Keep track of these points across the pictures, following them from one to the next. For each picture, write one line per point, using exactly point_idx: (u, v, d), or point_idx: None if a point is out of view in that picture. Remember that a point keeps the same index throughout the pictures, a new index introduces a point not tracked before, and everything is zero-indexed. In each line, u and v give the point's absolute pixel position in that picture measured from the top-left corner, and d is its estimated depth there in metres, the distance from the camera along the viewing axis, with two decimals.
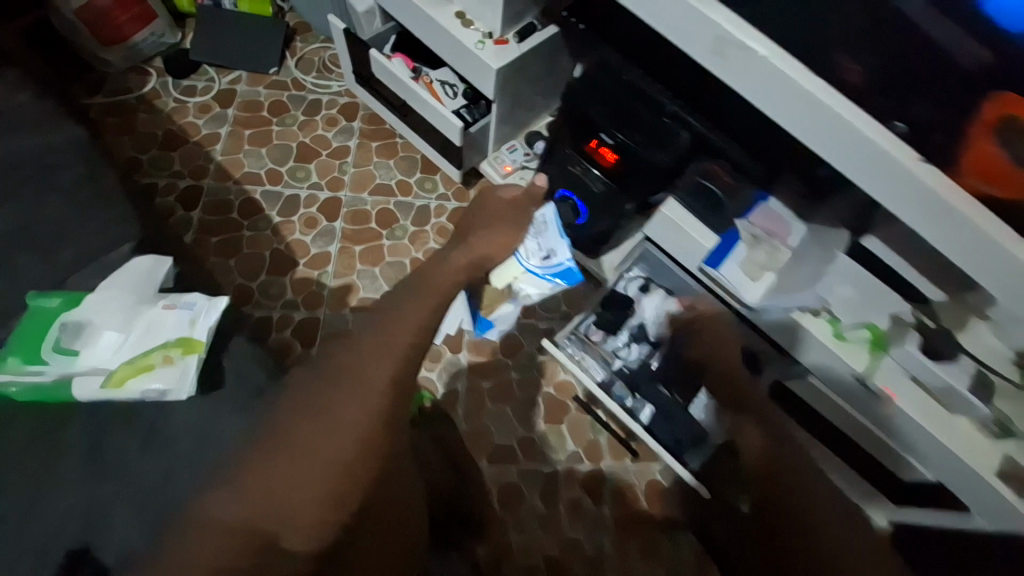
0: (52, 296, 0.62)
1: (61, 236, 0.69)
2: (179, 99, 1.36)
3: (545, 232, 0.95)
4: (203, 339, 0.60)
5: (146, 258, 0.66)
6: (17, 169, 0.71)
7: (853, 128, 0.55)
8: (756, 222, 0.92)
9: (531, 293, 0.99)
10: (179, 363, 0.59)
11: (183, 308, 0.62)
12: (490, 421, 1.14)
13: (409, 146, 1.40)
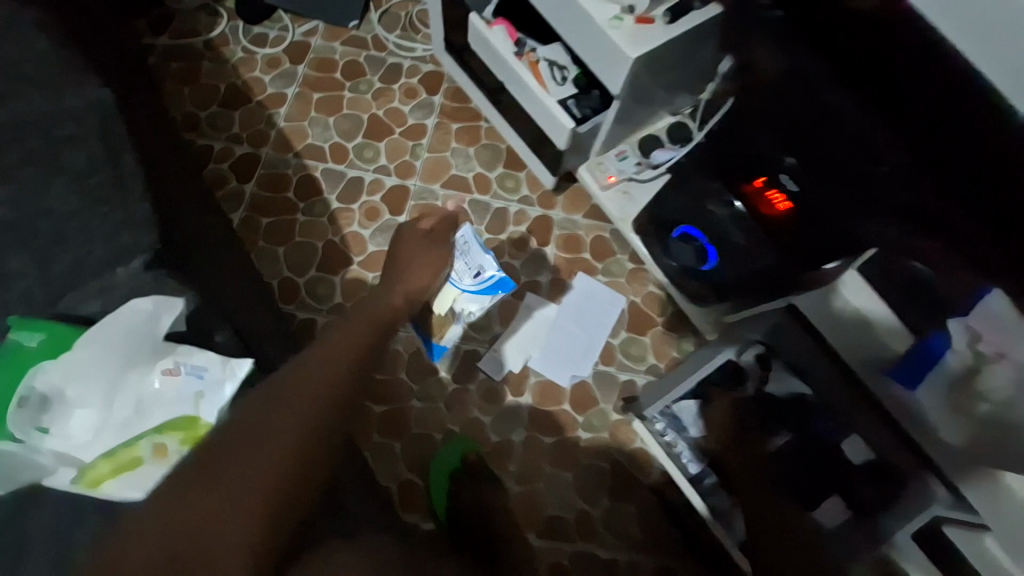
0: (35, 333, 0.49)
1: (63, 235, 0.54)
2: (248, 49, 1.20)
3: (469, 250, 0.91)
4: (209, 422, 0.47)
5: (146, 300, 0.50)
6: (26, 140, 0.56)
7: None
8: (979, 330, 0.57)
9: (475, 309, 0.95)
10: (174, 456, 0.45)
11: (190, 376, 0.48)
12: (546, 486, 0.96)
13: (494, 134, 1.17)
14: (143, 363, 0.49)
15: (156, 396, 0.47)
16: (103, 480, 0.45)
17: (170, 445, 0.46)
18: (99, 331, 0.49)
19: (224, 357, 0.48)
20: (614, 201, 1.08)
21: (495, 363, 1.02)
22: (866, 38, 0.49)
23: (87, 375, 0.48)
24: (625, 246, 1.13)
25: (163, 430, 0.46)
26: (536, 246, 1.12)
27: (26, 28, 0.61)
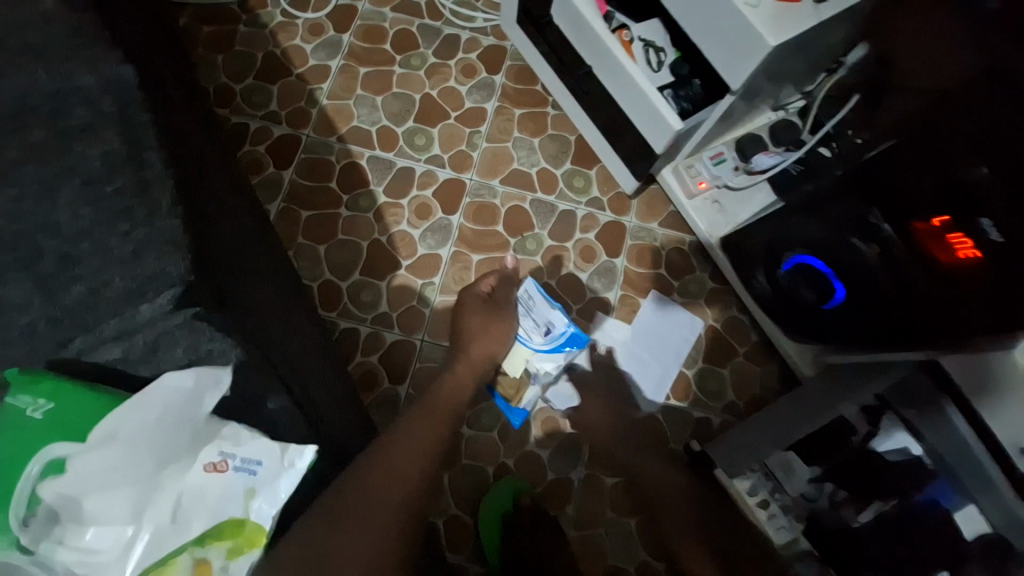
0: (46, 400, 0.38)
1: (76, 257, 0.43)
2: (288, 12, 1.05)
3: (534, 307, 0.81)
4: (262, 525, 0.40)
5: (183, 373, 0.39)
6: (30, 131, 0.45)
7: None
8: None
9: (551, 367, 0.83)
10: (226, 565, 0.39)
11: (241, 472, 0.39)
12: (605, 532, 0.87)
13: (564, 123, 1.02)
14: (178, 454, 0.39)
15: (197, 496, 0.39)
16: None
17: (218, 552, 0.39)
18: (122, 414, 0.38)
19: (283, 446, 0.40)
20: (702, 211, 0.94)
21: (566, 394, 0.91)
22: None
23: (103, 472, 0.37)
24: (706, 262, 0.98)
25: (209, 537, 0.39)
26: (605, 258, 0.98)
27: None
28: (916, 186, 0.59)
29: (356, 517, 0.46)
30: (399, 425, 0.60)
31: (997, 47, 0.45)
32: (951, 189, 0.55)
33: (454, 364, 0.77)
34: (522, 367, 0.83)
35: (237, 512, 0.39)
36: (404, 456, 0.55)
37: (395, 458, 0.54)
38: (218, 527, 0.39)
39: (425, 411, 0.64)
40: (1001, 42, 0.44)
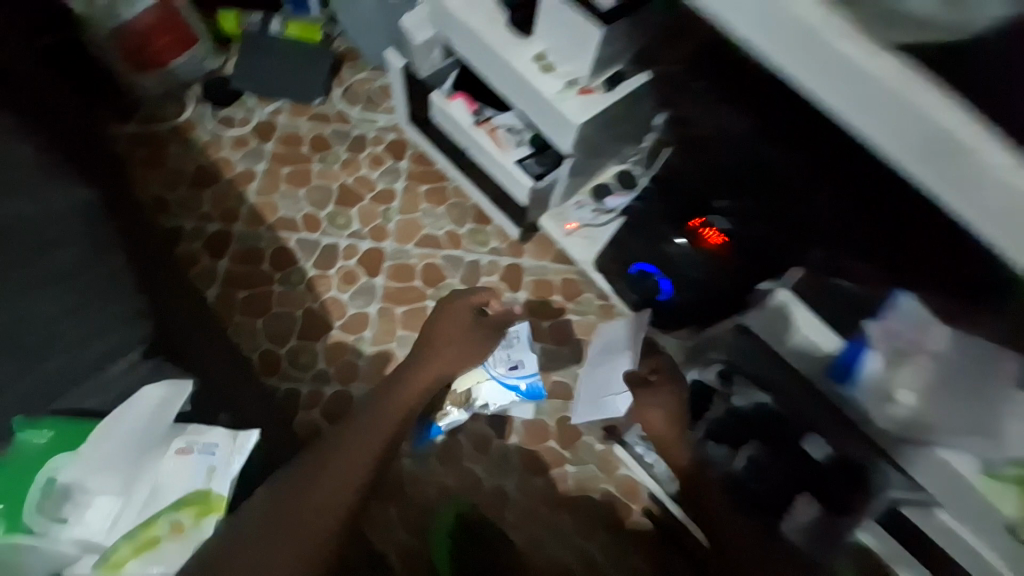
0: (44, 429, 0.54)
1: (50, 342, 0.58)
2: (215, 131, 1.25)
3: (514, 346, 1.02)
4: (221, 495, 0.51)
5: (157, 386, 0.58)
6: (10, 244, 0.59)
7: None
8: (893, 326, 0.65)
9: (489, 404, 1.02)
10: (191, 530, 0.49)
11: (202, 454, 0.53)
12: (544, 529, 1.00)
13: (461, 191, 1.23)
14: (156, 444, 0.54)
15: (171, 473, 0.52)
16: (127, 561, 0.47)
17: (185, 517, 0.49)
18: (110, 423, 0.54)
19: (233, 433, 0.54)
20: (577, 245, 1.16)
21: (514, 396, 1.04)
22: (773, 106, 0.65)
23: (100, 461, 0.53)
24: (592, 286, 1.20)
25: (178, 507, 0.50)
26: (510, 294, 1.19)
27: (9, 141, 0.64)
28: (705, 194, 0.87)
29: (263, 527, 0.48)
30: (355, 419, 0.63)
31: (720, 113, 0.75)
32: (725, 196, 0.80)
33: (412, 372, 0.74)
34: (467, 387, 1.00)
35: (201, 484, 0.51)
36: (331, 466, 0.54)
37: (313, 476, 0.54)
38: (187, 497, 0.50)
39: (377, 408, 0.66)
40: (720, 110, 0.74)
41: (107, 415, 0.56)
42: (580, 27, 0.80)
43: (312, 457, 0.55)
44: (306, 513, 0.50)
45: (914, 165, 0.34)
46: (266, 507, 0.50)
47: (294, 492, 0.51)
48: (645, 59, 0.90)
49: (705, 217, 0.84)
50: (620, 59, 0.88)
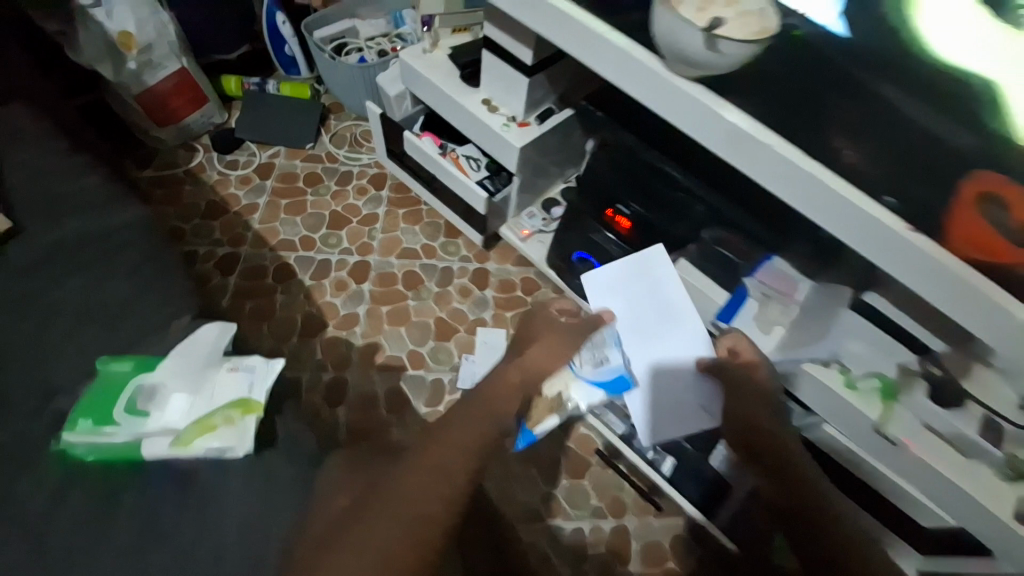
0: (124, 362, 0.74)
1: (121, 311, 0.80)
2: (222, 172, 1.48)
3: (599, 345, 1.01)
4: (260, 398, 0.71)
5: (213, 326, 0.79)
6: (89, 246, 0.84)
7: (819, 181, 0.71)
8: (765, 281, 1.02)
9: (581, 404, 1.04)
10: (239, 422, 0.69)
11: (245, 373, 0.73)
12: (516, 483, 1.17)
13: (433, 212, 1.47)
14: (212, 367, 0.74)
15: (222, 383, 0.71)
16: (192, 439, 0.68)
17: (234, 412, 0.70)
18: (181, 352, 0.76)
19: (268, 359, 0.74)
20: (534, 248, 1.38)
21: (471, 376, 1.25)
22: (664, 138, 1.04)
23: (172, 377, 0.73)
24: (547, 282, 1.40)
25: (229, 405, 0.70)
26: (477, 292, 1.37)
27: (100, 188, 0.91)
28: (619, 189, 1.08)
29: (347, 542, 0.61)
30: (452, 423, 0.79)
31: (639, 136, 1.05)
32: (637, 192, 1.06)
33: (519, 359, 0.97)
34: (558, 390, 1.02)
35: (244, 391, 0.71)
36: (416, 481, 0.67)
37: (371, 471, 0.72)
38: (234, 400, 0.70)
39: (471, 409, 0.83)
40: (636, 136, 1.05)
41: (175, 349, 0.77)
42: (511, 75, 1.10)
43: (407, 469, 0.68)
44: (391, 527, 0.62)
45: (738, 156, 0.76)
46: (348, 522, 0.63)
47: (376, 505, 0.64)
48: (567, 99, 1.19)
49: (615, 208, 1.09)
50: (547, 99, 1.18)
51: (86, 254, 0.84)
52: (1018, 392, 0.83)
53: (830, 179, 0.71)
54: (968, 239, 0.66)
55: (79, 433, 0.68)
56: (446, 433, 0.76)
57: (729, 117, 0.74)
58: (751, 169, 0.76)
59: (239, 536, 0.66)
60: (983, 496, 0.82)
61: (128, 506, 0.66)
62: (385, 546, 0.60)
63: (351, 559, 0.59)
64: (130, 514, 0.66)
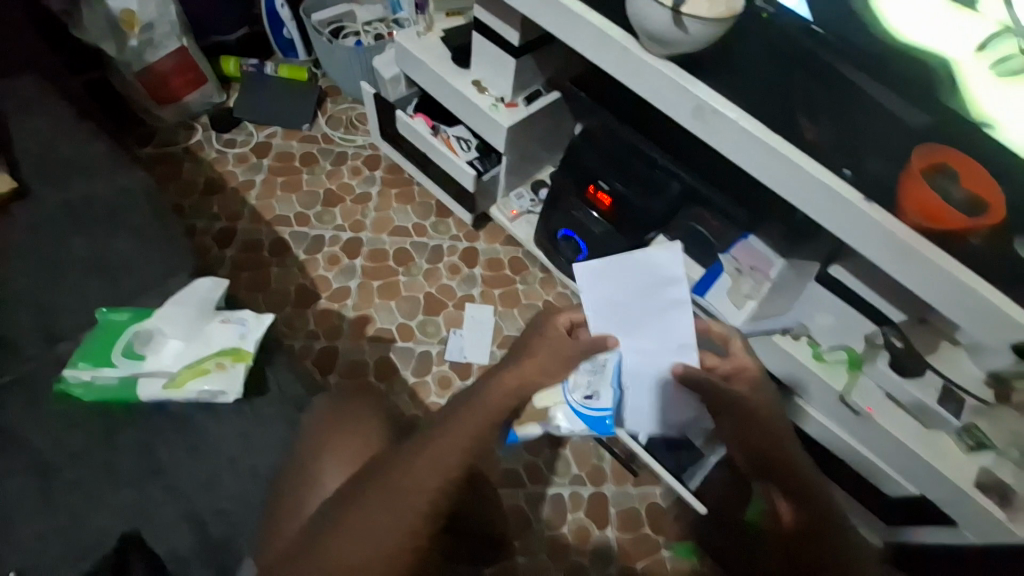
0: (121, 312, 0.80)
1: (124, 265, 0.88)
2: (220, 150, 1.53)
3: (598, 374, 0.97)
4: (250, 349, 0.78)
5: (206, 280, 0.85)
6: (94, 207, 0.90)
7: (781, 155, 0.75)
8: (739, 257, 1.05)
9: (565, 424, 1.05)
10: (229, 368, 0.76)
11: (237, 324, 0.80)
12: (498, 449, 1.21)
13: (425, 193, 1.51)
14: (205, 318, 0.81)
15: (216, 333, 0.79)
16: (185, 381, 0.75)
17: (225, 359, 0.77)
18: (175, 303, 0.82)
19: (258, 313, 0.81)
20: (522, 228, 1.41)
21: (457, 349, 1.30)
22: (646, 118, 1.09)
23: (167, 325, 0.79)
24: (535, 262, 1.43)
25: (221, 353, 0.77)
26: (466, 270, 1.41)
27: (104, 154, 0.96)
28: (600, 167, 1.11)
29: (336, 536, 0.61)
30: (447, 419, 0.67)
31: (623, 116, 1.09)
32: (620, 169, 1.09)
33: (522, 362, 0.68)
34: (548, 405, 1.04)
35: (236, 341, 0.78)
36: (403, 483, 0.62)
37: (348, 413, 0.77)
38: (227, 349, 0.77)
39: (471, 408, 0.65)
40: (619, 118, 1.09)
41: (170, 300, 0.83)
42: (499, 57, 1.14)
43: (397, 464, 0.64)
44: (378, 522, 0.60)
45: (706, 132, 0.81)
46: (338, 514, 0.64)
47: (361, 500, 0.63)
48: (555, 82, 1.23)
49: (596, 184, 1.12)
50: (535, 81, 1.22)
51: (92, 214, 0.90)
52: (982, 366, 0.87)
53: (785, 148, 0.75)
54: (918, 209, 0.70)
55: (82, 371, 0.75)
56: (439, 431, 0.65)
57: (698, 93, 0.78)
58: (717, 141, 0.80)
59: (233, 469, 0.73)
60: (942, 465, 0.88)
61: (130, 437, 0.73)
62: (371, 544, 0.60)
63: (346, 548, 0.60)
64: (129, 442, 0.73)
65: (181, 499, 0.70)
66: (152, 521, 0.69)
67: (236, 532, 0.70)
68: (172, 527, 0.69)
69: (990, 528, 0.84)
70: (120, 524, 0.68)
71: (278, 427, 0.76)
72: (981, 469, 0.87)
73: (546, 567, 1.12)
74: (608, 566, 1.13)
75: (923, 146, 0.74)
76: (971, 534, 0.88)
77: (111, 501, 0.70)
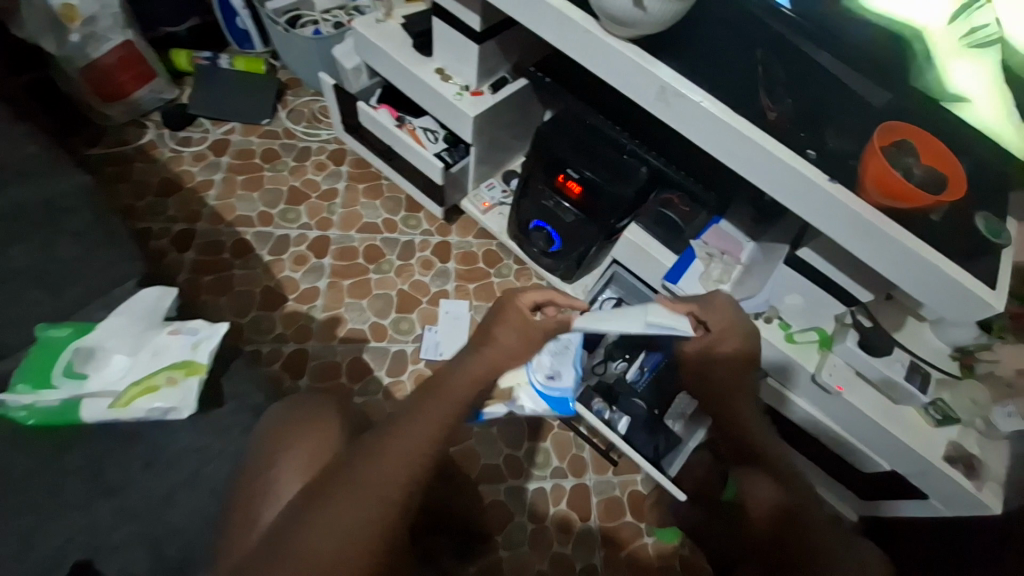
0: (62, 328, 0.76)
1: (66, 273, 0.84)
2: (175, 149, 1.45)
3: (564, 355, 0.97)
4: (203, 361, 0.73)
5: (155, 289, 0.81)
6: (29, 213, 0.84)
7: (748, 137, 0.73)
8: (709, 242, 1.06)
9: (528, 406, 0.95)
10: (181, 383, 0.71)
11: (188, 335, 0.76)
12: (477, 444, 1.20)
13: (394, 187, 1.47)
14: (155, 330, 0.77)
15: (166, 344, 0.75)
16: (133, 398, 0.70)
17: (176, 373, 0.72)
18: (123, 316, 0.78)
19: (211, 322, 0.77)
20: (494, 220, 1.38)
21: (432, 346, 1.27)
22: (614, 104, 1.07)
23: (113, 340, 0.75)
24: (510, 254, 1.41)
25: (171, 366, 0.73)
26: (439, 264, 1.38)
27: (41, 154, 0.89)
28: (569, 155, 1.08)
29: (307, 533, 0.57)
30: (413, 412, 0.68)
31: (591, 102, 1.07)
32: (589, 156, 1.07)
33: (483, 354, 0.78)
34: (511, 384, 0.94)
35: (187, 353, 0.74)
36: (382, 471, 0.61)
37: (306, 413, 0.72)
38: (179, 362, 0.73)
39: (435, 397, 0.71)
40: (586, 104, 1.07)
41: (116, 313, 0.78)
42: (462, 43, 1.10)
43: (371, 455, 0.62)
44: (357, 511, 0.58)
45: (671, 117, 0.79)
46: (303, 516, 0.59)
47: (335, 494, 0.60)
48: (520, 68, 1.20)
49: (565, 172, 1.10)
50: (501, 68, 1.18)
51: (27, 221, 0.83)
52: (946, 340, 0.90)
53: (753, 133, 0.73)
54: (878, 186, 0.68)
55: (22, 393, 0.70)
56: (409, 421, 0.67)
57: (661, 75, 0.76)
58: (682, 125, 0.78)
59: (192, 482, 0.70)
60: (911, 438, 0.89)
61: (80, 455, 0.70)
62: (350, 535, 0.57)
63: (321, 543, 0.56)
64: (78, 461, 0.69)
65: (136, 517, 0.67)
66: (104, 544, 0.65)
67: (196, 550, 0.66)
68: (127, 548, 0.65)
69: (960, 499, 0.86)
70: (69, 550, 0.65)
71: (239, 436, 0.73)
72: (950, 443, 0.89)
73: (529, 560, 1.12)
74: (591, 555, 1.13)
75: (885, 124, 0.72)
76: (940, 505, 0.90)
77: (59, 525, 0.66)
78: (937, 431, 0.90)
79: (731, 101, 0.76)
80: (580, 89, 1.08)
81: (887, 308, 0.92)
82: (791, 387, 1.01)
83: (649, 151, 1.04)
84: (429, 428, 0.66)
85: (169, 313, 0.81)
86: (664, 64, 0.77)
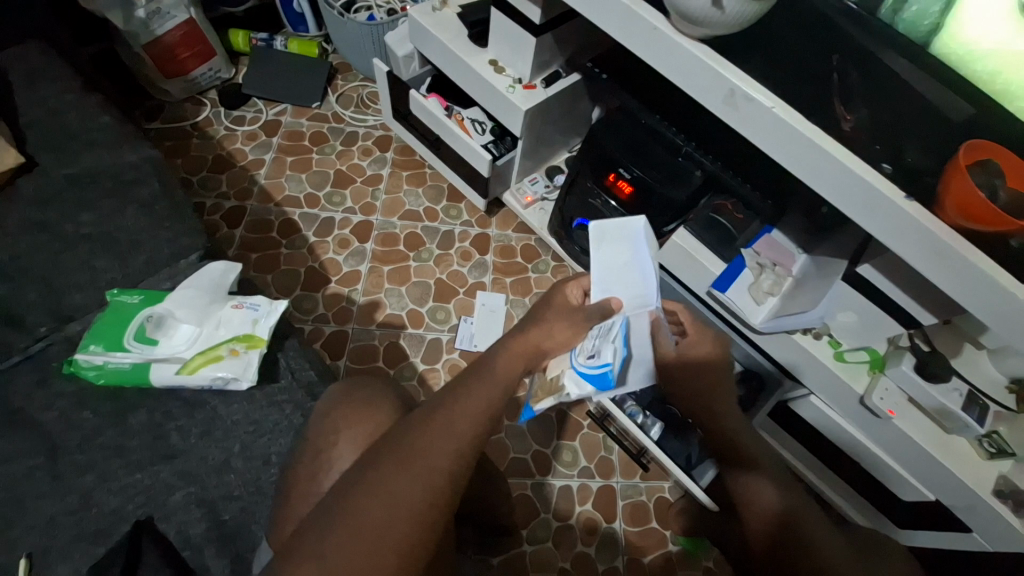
0: (132, 295, 0.80)
1: (132, 242, 0.87)
2: (229, 127, 1.49)
3: (606, 331, 0.65)
4: (263, 336, 0.77)
5: (219, 264, 0.84)
6: (103, 183, 0.88)
7: (823, 148, 0.70)
8: (761, 250, 1.01)
9: (574, 390, 0.65)
10: (243, 355, 0.75)
11: (250, 309, 0.79)
12: (507, 437, 1.22)
13: (437, 176, 1.48)
14: (218, 303, 0.80)
15: (229, 317, 0.78)
16: (199, 367, 0.74)
17: (239, 345, 0.76)
18: (187, 288, 0.81)
19: (271, 299, 0.79)
20: (535, 215, 1.39)
21: (467, 337, 1.28)
22: (674, 105, 1.04)
23: (178, 310, 0.78)
24: (548, 250, 1.41)
25: (234, 339, 0.76)
26: (478, 257, 1.39)
27: (113, 129, 0.92)
28: (620, 154, 1.07)
29: (358, 501, 0.56)
30: (460, 388, 0.65)
31: (647, 101, 1.04)
32: (641, 157, 1.05)
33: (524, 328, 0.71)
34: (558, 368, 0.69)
35: (249, 327, 0.77)
36: (435, 440, 0.59)
37: (360, 396, 0.74)
38: (240, 335, 0.77)
39: (478, 377, 0.65)
40: (642, 102, 1.05)
41: (181, 284, 0.82)
42: (519, 35, 1.09)
43: (423, 426, 0.61)
44: (402, 498, 0.56)
45: (739, 121, 0.76)
46: (355, 482, 0.58)
47: (385, 469, 0.58)
48: (574, 63, 1.18)
49: (617, 171, 1.09)
50: (555, 62, 1.17)
51: (101, 191, 0.88)
52: (1004, 370, 0.89)
53: (831, 146, 0.70)
54: (959, 208, 0.65)
55: (96, 354, 0.74)
56: (457, 395, 0.64)
57: (732, 79, 0.73)
58: (750, 130, 0.76)
59: (246, 453, 0.73)
60: (962, 470, 0.86)
61: (144, 418, 0.73)
62: (401, 505, 0.56)
63: (372, 514, 0.55)
64: (141, 424, 0.73)
65: (194, 482, 0.70)
66: (163, 506, 0.69)
67: (248, 519, 0.69)
68: (185, 510, 0.69)
69: (1010, 538, 0.82)
70: (132, 508, 0.68)
71: (289, 412, 0.76)
72: (1000, 475, 0.86)
73: (553, 557, 1.13)
74: (614, 556, 1.14)
75: (967, 141, 0.69)
76: (984, 540, 0.87)
77: (123, 483, 0.69)
78: (988, 464, 0.87)
79: (803, 110, 0.74)
80: (637, 87, 1.05)
81: (947, 333, 0.91)
82: (832, 405, 1.00)
83: (705, 154, 1.01)
84: (475, 409, 0.62)
85: (229, 287, 0.84)
86: (734, 66, 0.75)
